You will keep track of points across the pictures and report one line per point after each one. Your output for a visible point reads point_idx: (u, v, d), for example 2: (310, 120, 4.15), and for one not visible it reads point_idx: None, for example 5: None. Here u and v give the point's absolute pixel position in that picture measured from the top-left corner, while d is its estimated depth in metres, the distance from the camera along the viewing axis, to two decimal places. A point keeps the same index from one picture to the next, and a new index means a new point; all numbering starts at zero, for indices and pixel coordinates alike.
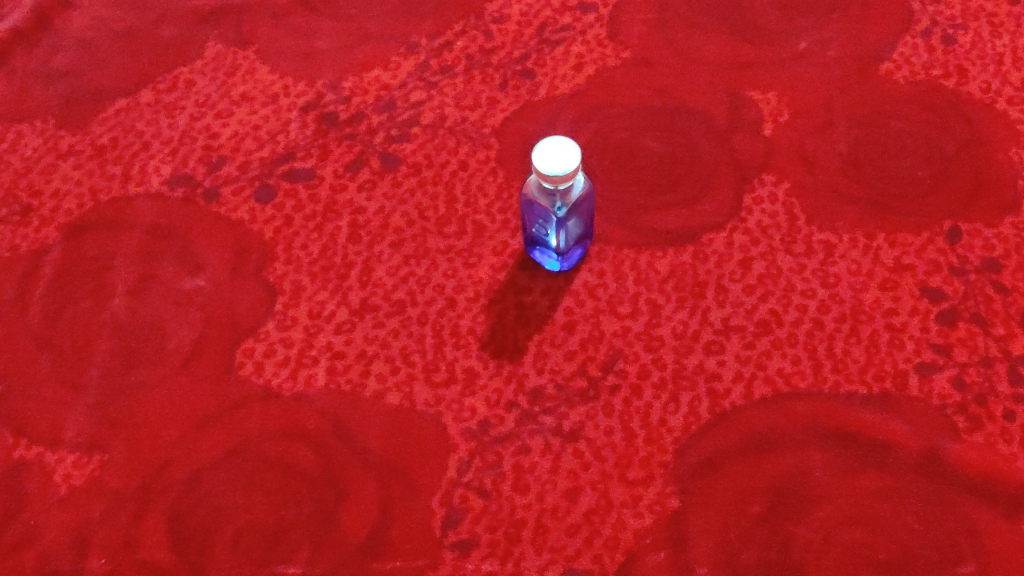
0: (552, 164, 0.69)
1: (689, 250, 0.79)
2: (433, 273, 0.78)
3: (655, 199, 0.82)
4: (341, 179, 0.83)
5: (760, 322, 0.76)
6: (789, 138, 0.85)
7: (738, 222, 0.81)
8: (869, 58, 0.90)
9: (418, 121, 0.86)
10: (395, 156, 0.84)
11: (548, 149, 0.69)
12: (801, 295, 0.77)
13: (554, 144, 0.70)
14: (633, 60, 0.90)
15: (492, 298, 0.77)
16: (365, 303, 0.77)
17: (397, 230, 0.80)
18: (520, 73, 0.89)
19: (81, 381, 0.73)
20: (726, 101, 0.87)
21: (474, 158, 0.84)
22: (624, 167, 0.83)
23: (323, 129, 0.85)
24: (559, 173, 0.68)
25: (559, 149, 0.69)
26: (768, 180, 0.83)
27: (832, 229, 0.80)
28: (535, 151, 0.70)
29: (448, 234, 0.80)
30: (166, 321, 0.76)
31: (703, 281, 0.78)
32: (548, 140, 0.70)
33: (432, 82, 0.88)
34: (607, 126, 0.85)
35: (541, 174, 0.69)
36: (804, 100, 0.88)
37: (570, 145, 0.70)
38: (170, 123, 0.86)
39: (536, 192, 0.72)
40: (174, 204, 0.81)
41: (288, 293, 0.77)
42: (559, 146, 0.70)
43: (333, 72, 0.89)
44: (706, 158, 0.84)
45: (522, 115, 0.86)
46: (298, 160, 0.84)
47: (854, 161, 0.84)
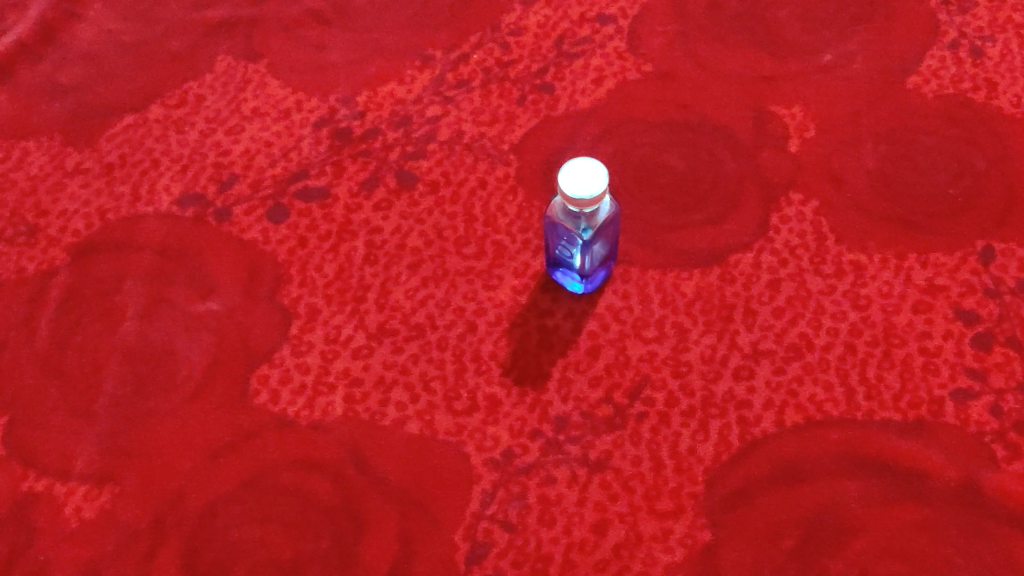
0: (578, 186, 0.66)
1: (716, 272, 0.77)
2: (453, 296, 0.76)
3: (680, 219, 0.79)
4: (356, 198, 0.80)
5: (790, 346, 0.74)
6: (816, 154, 0.83)
7: (766, 242, 0.78)
8: (896, 70, 0.88)
9: (434, 137, 0.84)
10: (412, 173, 0.82)
11: (575, 171, 0.67)
12: (831, 319, 0.75)
13: (580, 165, 0.68)
14: (654, 74, 0.87)
15: (514, 322, 0.75)
16: (383, 327, 0.74)
17: (414, 251, 0.78)
18: (539, 87, 0.87)
19: (91, 409, 0.71)
20: (750, 116, 0.85)
21: (493, 176, 0.82)
22: (647, 185, 0.81)
23: (337, 145, 0.83)
24: (586, 196, 0.66)
25: (586, 171, 0.67)
26: (796, 198, 0.81)
27: (862, 249, 0.78)
28: (561, 173, 0.68)
29: (467, 254, 0.78)
30: (178, 346, 0.73)
31: (731, 304, 0.75)
32: (575, 161, 0.68)
33: (448, 96, 0.86)
34: (629, 143, 0.83)
35: (567, 196, 0.67)
36: (831, 114, 0.85)
37: (597, 167, 0.68)
38: (179, 139, 0.83)
39: (561, 215, 0.70)
40: (184, 223, 0.79)
41: (304, 317, 0.75)
42: (586, 168, 0.67)
43: (346, 85, 0.86)
44: (732, 175, 0.82)
45: (542, 131, 0.84)
46: (312, 178, 0.81)
47: (883, 178, 0.82)
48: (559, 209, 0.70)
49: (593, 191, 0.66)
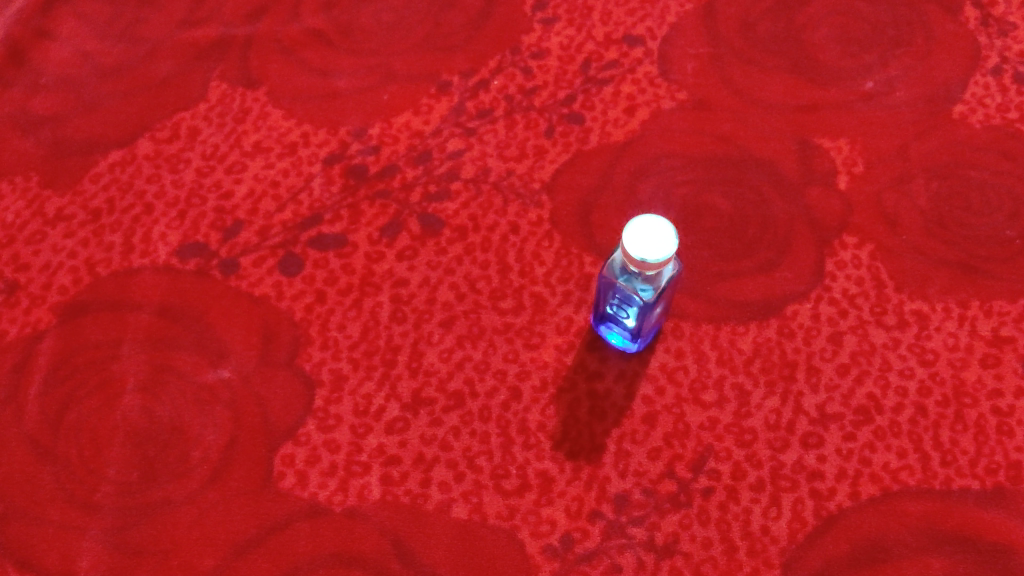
0: (646, 249, 0.60)
1: (774, 325, 0.71)
2: (492, 357, 0.69)
3: (730, 266, 0.73)
4: (377, 246, 0.73)
5: (859, 409, 0.68)
6: (866, 192, 0.78)
7: (823, 290, 0.73)
8: (940, 98, 0.82)
9: (458, 174, 0.76)
10: (436, 217, 0.74)
11: (642, 231, 0.60)
12: (898, 376, 0.70)
13: (647, 223, 0.61)
14: (690, 102, 0.81)
15: (561, 386, 0.68)
16: (418, 396, 0.67)
17: (446, 305, 0.71)
18: (567, 117, 0.80)
19: (94, 499, 0.64)
20: (794, 149, 0.79)
21: (526, 219, 0.75)
22: (692, 228, 0.75)
23: (351, 185, 0.75)
24: (656, 260, 0.59)
25: (654, 230, 0.60)
26: (850, 241, 0.75)
27: (923, 296, 0.73)
28: (625, 232, 0.61)
29: (505, 310, 0.71)
30: (189, 422, 0.66)
31: (793, 361, 0.70)
32: (641, 218, 0.61)
33: (470, 128, 0.79)
34: (670, 181, 0.77)
35: (633, 259, 0.60)
36: (878, 147, 0.80)
37: (665, 226, 0.61)
38: (174, 180, 0.75)
39: (621, 275, 0.64)
40: (187, 277, 0.71)
41: (329, 385, 0.68)
42: (653, 227, 0.61)
43: (356, 116, 0.79)
44: (781, 216, 0.76)
45: (574, 167, 0.77)
46: (326, 224, 0.73)
47: (937, 219, 0.76)
48: (617, 268, 0.64)
49: (663, 254, 0.59)
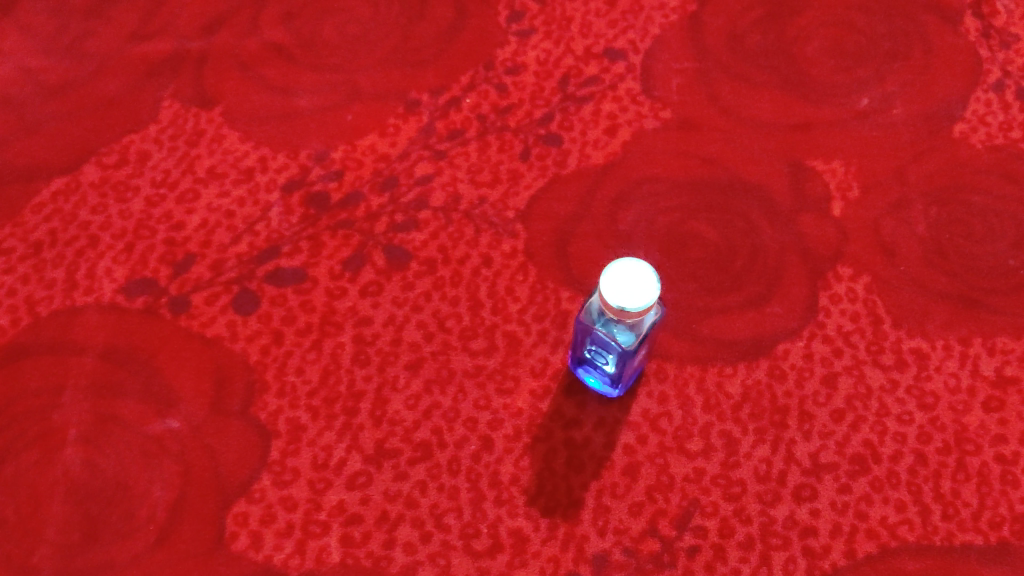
0: (625, 295, 0.55)
1: (763, 366, 0.67)
2: (462, 404, 0.64)
3: (717, 301, 0.69)
4: (339, 281, 0.68)
5: (854, 458, 0.64)
6: (862, 219, 0.73)
7: (816, 327, 0.68)
8: (939, 116, 0.78)
9: (427, 201, 0.71)
10: (403, 249, 0.69)
11: (621, 275, 0.56)
12: (896, 422, 0.65)
13: (627, 267, 0.56)
14: (674, 122, 0.76)
15: (536, 435, 0.64)
16: (382, 447, 0.63)
17: (412, 346, 0.66)
18: (544, 139, 0.75)
19: (30, 563, 0.59)
20: (785, 172, 0.75)
21: (499, 251, 0.70)
22: (676, 259, 0.70)
23: (311, 214, 0.70)
24: (637, 308, 0.55)
25: (634, 275, 0.56)
26: (845, 272, 0.71)
27: (922, 333, 0.69)
28: (603, 276, 0.57)
29: (476, 351, 0.66)
30: (134, 478, 0.61)
31: (784, 406, 0.65)
32: (620, 261, 0.57)
33: (440, 150, 0.74)
34: (653, 207, 0.72)
35: (612, 306, 0.55)
36: (875, 169, 0.75)
37: (645, 269, 0.57)
38: (122, 209, 0.70)
39: (599, 321, 0.59)
40: (134, 317, 0.66)
41: (286, 435, 0.63)
42: (633, 271, 0.56)
43: (318, 139, 0.73)
44: (771, 246, 0.71)
45: (550, 193, 0.73)
46: (284, 257, 0.68)
47: (937, 248, 0.72)
48: (595, 313, 0.59)
49: (645, 301, 0.55)
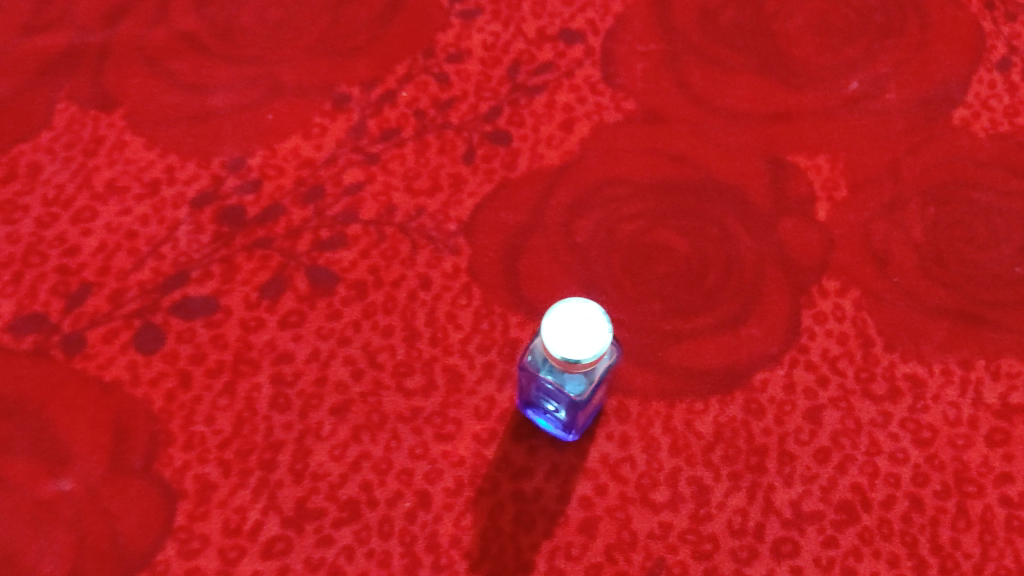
0: (570, 342, 0.48)
1: (739, 400, 0.59)
2: (396, 453, 0.57)
3: (687, 324, 0.61)
4: (255, 311, 0.60)
5: (841, 505, 0.57)
6: (850, 222, 0.65)
7: (799, 352, 0.60)
8: (938, 101, 0.69)
9: (357, 214, 0.63)
10: (329, 270, 0.61)
11: (566, 318, 0.49)
12: (889, 461, 0.58)
13: (572, 308, 0.49)
14: (639, 114, 0.68)
15: (480, 489, 0.56)
16: (303, 508, 0.55)
17: (339, 386, 0.58)
18: (491, 136, 0.66)
19: None
20: (764, 170, 0.66)
21: (438, 270, 0.62)
22: (641, 275, 0.62)
23: (224, 233, 0.62)
24: (584, 358, 0.48)
25: (580, 317, 0.49)
26: (831, 286, 0.62)
27: (917, 356, 0.61)
28: (545, 320, 0.49)
29: (412, 390, 0.58)
30: (21, 550, 0.53)
31: (761, 446, 0.58)
32: (564, 301, 0.49)
33: (372, 153, 0.65)
34: (614, 214, 0.64)
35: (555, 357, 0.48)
36: (865, 163, 0.66)
37: (594, 308, 0.49)
38: (9, 231, 0.62)
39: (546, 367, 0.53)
40: (22, 360, 0.58)
41: (193, 495, 0.55)
42: (579, 312, 0.49)
43: (233, 143, 0.65)
44: (748, 257, 0.63)
45: (498, 201, 0.64)
46: (193, 284, 0.60)
47: (935, 255, 0.64)
48: (541, 358, 0.53)
49: (593, 349, 0.48)
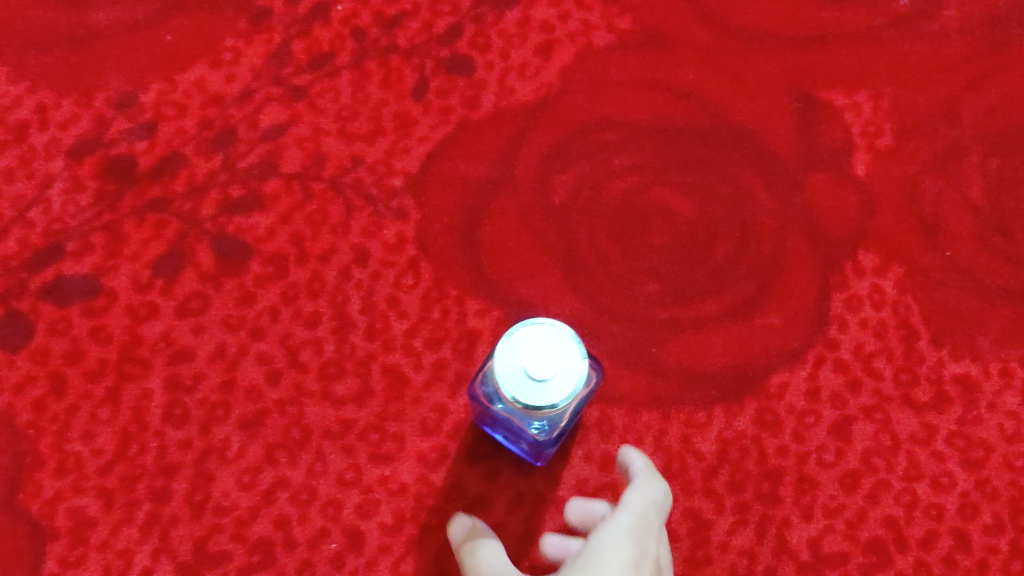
0: (536, 379, 0.36)
1: (750, 410, 0.47)
2: (320, 479, 0.45)
3: (689, 311, 0.49)
4: (146, 294, 0.48)
5: (870, 545, 0.46)
6: (895, 178, 0.52)
7: (826, 347, 0.49)
8: (1011, 20, 0.55)
9: (276, 166, 0.50)
10: (240, 241, 0.49)
11: (529, 344, 0.36)
12: (931, 489, 0.47)
13: (535, 331, 0.37)
14: (636, 35, 0.54)
15: (426, 525, 0.45)
16: (203, 550, 0.44)
17: (251, 393, 0.46)
18: (448, 64, 0.53)
19: None
20: (790, 111, 0.53)
21: (378, 240, 0.49)
22: (633, 248, 0.50)
23: (109, 192, 0.49)
24: (558, 400, 0.36)
25: (547, 342, 0.37)
26: (869, 262, 0.50)
27: (971, 352, 0.49)
28: (499, 347, 0.37)
29: (342, 398, 0.47)
30: None
31: (776, 469, 0.46)
32: (524, 323, 0.37)
33: (296, 86, 0.52)
34: (601, 167, 0.51)
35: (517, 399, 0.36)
36: (916, 103, 0.53)
37: (563, 330, 0.37)
38: None
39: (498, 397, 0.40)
40: None
41: (68, 534, 0.44)
42: (545, 336, 0.37)
43: (122, 73, 0.52)
44: (767, 223, 0.51)
45: (456, 148, 0.51)
46: (69, 259, 0.48)
47: (997, 222, 0.51)
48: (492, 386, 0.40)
49: (567, 386, 0.36)
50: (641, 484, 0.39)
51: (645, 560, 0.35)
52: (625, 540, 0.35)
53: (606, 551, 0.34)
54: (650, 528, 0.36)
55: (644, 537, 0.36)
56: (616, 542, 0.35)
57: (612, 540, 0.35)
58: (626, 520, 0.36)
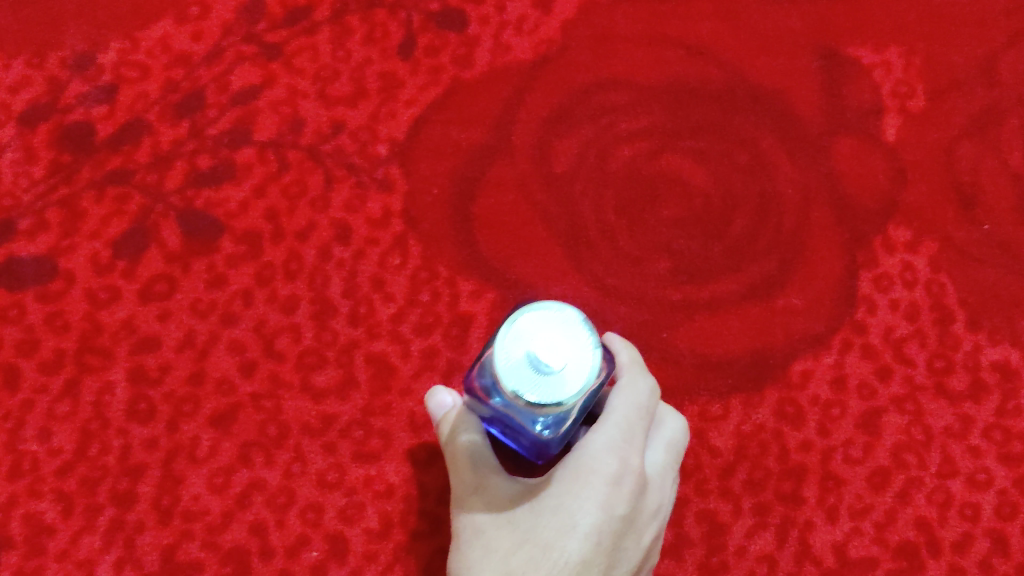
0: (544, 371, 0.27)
1: (770, 400, 0.43)
2: (299, 481, 0.41)
3: (703, 291, 0.45)
4: (107, 276, 0.43)
5: (901, 549, 0.42)
6: (928, 144, 0.47)
7: (853, 331, 0.44)
8: None
9: (249, 133, 0.46)
10: (210, 216, 0.44)
11: (536, 335, 0.28)
12: (967, 487, 0.43)
13: (539, 318, 0.28)
14: None
15: (415, 530, 0.41)
16: (172, 560, 0.40)
17: (223, 386, 0.42)
18: (437, 18, 0.48)
19: None
20: (814, 69, 0.48)
21: (362, 215, 0.45)
22: (642, 221, 0.45)
23: (65, 163, 0.45)
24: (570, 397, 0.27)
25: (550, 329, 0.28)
26: (900, 237, 0.46)
27: (1012, 335, 0.45)
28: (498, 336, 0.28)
29: (323, 390, 0.42)
30: None
31: (799, 466, 0.42)
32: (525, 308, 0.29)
33: (271, 45, 0.47)
34: (606, 132, 0.47)
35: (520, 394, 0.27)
36: (951, 60, 0.49)
37: (572, 314, 0.29)
38: None
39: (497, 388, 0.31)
40: None
41: (23, 544, 0.40)
42: (549, 323, 0.28)
43: (78, 31, 0.47)
44: (788, 193, 0.46)
45: (447, 112, 0.47)
46: (23, 238, 0.44)
47: None
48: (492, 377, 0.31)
49: (581, 380, 0.27)
50: (626, 381, 0.33)
51: (625, 477, 0.31)
52: (604, 456, 0.31)
53: (580, 469, 0.31)
54: (635, 435, 0.32)
55: (626, 448, 0.31)
56: (594, 462, 0.31)
57: (586, 454, 0.31)
58: (609, 432, 0.31)
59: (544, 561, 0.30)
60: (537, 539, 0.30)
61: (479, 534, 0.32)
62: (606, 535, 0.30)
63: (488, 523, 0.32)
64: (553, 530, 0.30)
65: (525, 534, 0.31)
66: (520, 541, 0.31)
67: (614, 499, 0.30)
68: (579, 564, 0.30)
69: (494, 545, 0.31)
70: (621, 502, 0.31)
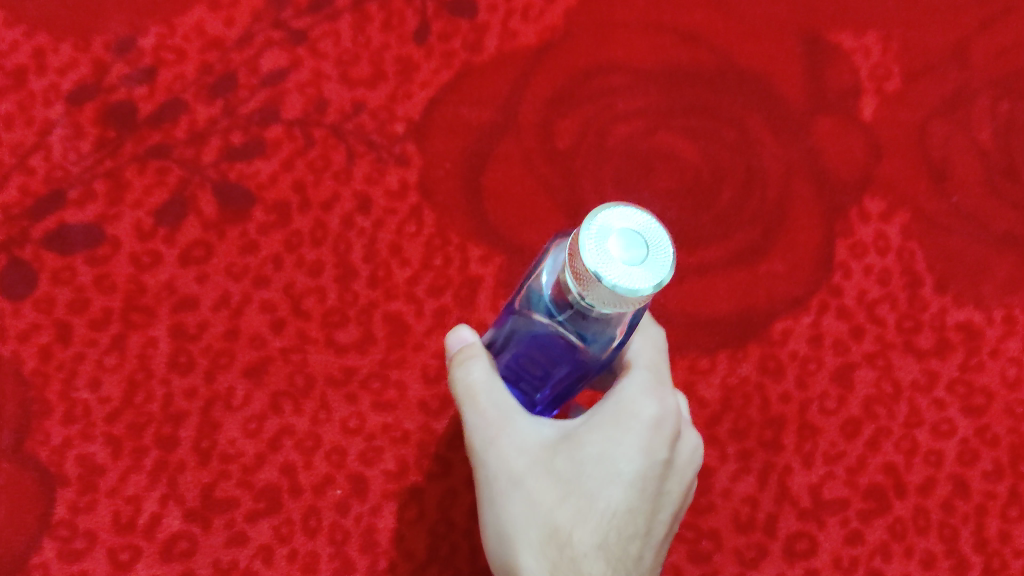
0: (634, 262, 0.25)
1: (753, 357, 0.47)
2: (325, 427, 0.46)
3: (694, 257, 0.49)
4: (149, 242, 0.48)
5: (871, 491, 0.46)
6: (902, 124, 0.51)
7: (830, 294, 0.48)
8: None
9: (277, 112, 0.50)
10: (242, 188, 0.49)
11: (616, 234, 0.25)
12: (931, 435, 0.47)
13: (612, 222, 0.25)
14: None
15: (429, 472, 0.46)
16: (210, 497, 0.44)
17: (255, 341, 0.47)
18: (450, 6, 0.52)
19: None
20: (800, 54, 0.53)
21: (381, 187, 0.49)
22: (638, 193, 0.49)
23: (110, 139, 0.49)
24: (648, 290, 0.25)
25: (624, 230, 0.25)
26: (874, 209, 0.50)
27: (975, 299, 0.49)
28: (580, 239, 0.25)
29: (345, 346, 0.47)
30: None
31: (779, 416, 0.47)
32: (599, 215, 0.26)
33: (297, 30, 0.51)
34: (606, 112, 0.51)
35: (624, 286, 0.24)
36: (925, 45, 0.53)
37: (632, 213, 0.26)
38: None
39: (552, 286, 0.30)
40: None
41: (77, 481, 0.44)
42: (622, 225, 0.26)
43: (120, 18, 0.51)
44: (772, 167, 0.50)
45: (459, 93, 0.51)
46: (72, 207, 0.48)
47: (1004, 166, 0.51)
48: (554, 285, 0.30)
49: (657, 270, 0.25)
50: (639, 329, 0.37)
51: (663, 422, 0.33)
52: (644, 402, 0.33)
53: (622, 417, 0.33)
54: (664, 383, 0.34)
55: (661, 393, 0.33)
56: (634, 407, 0.33)
57: (625, 400, 0.33)
58: (642, 378, 0.34)
59: (592, 510, 0.32)
60: (581, 489, 0.32)
61: (518, 485, 0.33)
62: (649, 480, 0.32)
63: (527, 473, 0.33)
64: (597, 479, 0.32)
65: (568, 483, 0.32)
66: (564, 492, 0.32)
67: (655, 445, 0.33)
68: (624, 510, 0.32)
69: (538, 496, 0.33)
70: (662, 447, 0.33)
